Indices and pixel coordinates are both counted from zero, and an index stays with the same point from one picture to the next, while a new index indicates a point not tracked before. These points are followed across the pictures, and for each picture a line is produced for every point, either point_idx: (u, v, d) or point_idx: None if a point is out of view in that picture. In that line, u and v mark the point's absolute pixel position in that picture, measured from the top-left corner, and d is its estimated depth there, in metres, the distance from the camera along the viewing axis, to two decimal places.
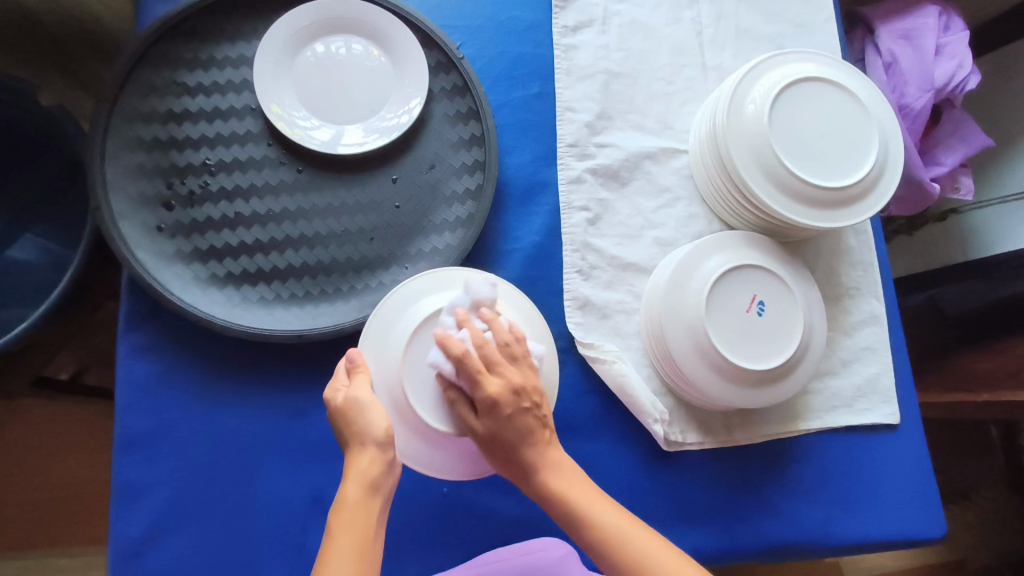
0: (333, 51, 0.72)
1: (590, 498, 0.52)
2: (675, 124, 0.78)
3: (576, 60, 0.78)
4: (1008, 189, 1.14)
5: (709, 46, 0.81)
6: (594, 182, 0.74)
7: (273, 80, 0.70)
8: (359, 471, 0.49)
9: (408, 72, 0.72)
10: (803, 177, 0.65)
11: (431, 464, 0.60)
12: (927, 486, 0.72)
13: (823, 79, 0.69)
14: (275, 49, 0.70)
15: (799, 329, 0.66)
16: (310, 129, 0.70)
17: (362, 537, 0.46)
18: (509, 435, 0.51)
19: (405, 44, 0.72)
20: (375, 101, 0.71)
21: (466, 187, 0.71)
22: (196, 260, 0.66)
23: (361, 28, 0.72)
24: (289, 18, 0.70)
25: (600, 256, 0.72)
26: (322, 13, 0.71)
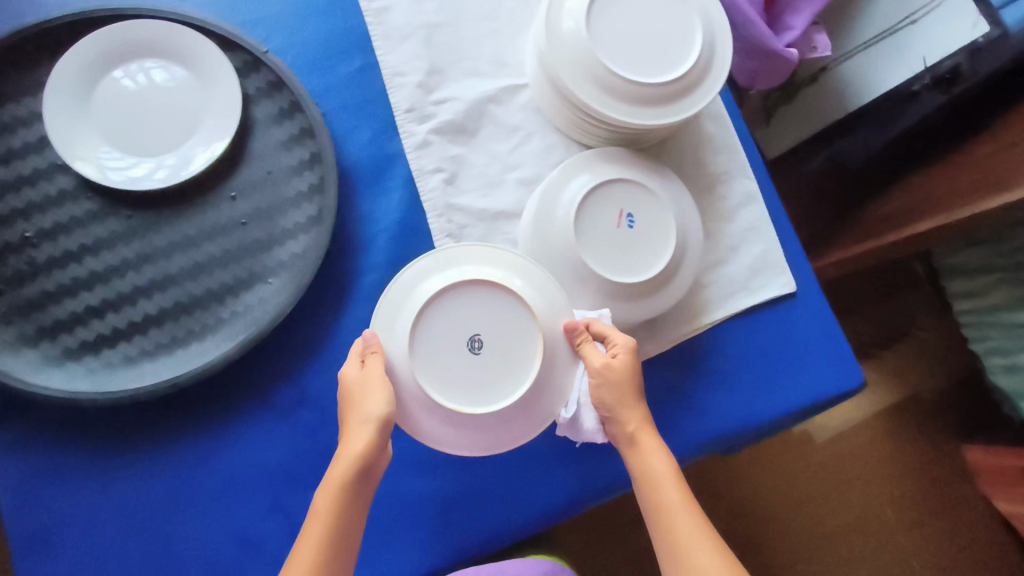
0: (130, 81, 0.67)
1: (691, 529, 0.58)
2: (510, 60, 0.75)
3: (392, 21, 0.74)
4: (867, 35, 1.15)
5: None
6: (441, 142, 0.72)
7: (73, 129, 0.65)
8: (350, 451, 0.56)
9: (215, 83, 0.68)
10: (635, 80, 0.64)
11: (448, 440, 0.60)
12: (837, 342, 0.74)
13: None
14: (65, 95, 0.65)
15: (671, 233, 0.66)
16: (131, 171, 0.66)
17: (333, 528, 0.55)
18: (625, 384, 0.61)
19: (202, 53, 0.68)
20: (191, 122, 0.68)
21: (306, 185, 0.67)
22: (43, 338, 0.62)
23: (154, 49, 0.68)
24: (70, 58, 0.65)
25: (466, 213, 0.70)
26: (106, 44, 0.66)
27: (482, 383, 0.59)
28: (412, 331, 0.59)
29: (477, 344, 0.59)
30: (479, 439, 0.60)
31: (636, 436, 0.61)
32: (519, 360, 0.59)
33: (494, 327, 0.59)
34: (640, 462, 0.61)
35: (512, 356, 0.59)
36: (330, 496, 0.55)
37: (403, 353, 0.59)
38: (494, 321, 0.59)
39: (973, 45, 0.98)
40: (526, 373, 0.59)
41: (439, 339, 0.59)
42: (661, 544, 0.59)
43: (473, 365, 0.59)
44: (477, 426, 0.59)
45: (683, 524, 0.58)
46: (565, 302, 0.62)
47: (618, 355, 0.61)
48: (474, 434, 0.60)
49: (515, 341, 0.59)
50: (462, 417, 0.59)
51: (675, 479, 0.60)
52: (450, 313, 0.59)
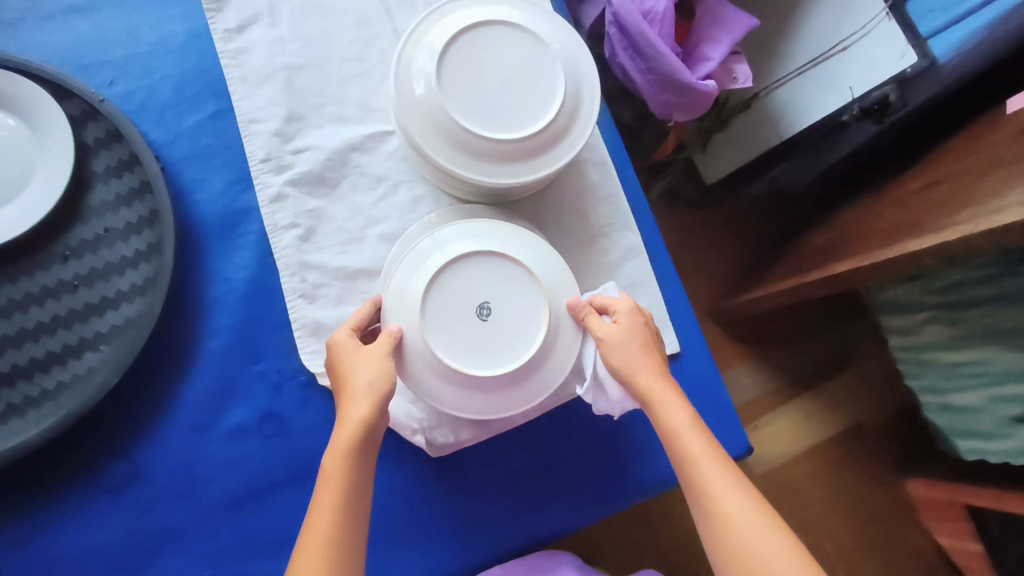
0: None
1: (718, 475, 0.56)
2: (378, 105, 0.71)
3: (249, 64, 0.69)
4: (800, 60, 1.08)
5: (398, 8, 0.74)
6: (299, 194, 0.67)
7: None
8: (353, 415, 0.57)
9: (48, 133, 0.64)
10: (488, 137, 0.60)
11: (458, 404, 0.60)
12: (718, 406, 0.72)
13: (491, 22, 0.62)
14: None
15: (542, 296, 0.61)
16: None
17: (343, 487, 0.55)
18: (637, 339, 0.62)
19: (34, 101, 0.63)
20: (20, 175, 0.63)
21: (136, 248, 0.64)
22: None
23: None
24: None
25: (322, 272, 0.66)
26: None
27: (485, 348, 0.59)
28: (426, 296, 0.59)
29: (485, 313, 0.60)
30: (470, 400, 0.60)
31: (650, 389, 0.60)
32: (524, 327, 0.60)
33: (503, 295, 0.60)
34: (659, 415, 0.59)
35: (515, 325, 0.60)
36: (340, 452, 0.56)
37: (414, 319, 0.59)
38: (501, 289, 0.61)
39: (903, 75, 0.90)
40: (529, 343, 0.60)
41: (454, 304, 0.60)
42: (692, 497, 0.57)
43: (479, 331, 0.59)
44: (491, 387, 0.60)
45: (706, 469, 0.56)
46: (568, 283, 0.64)
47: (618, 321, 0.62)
48: (484, 396, 0.60)
49: (519, 311, 0.60)
50: (473, 378, 0.59)
51: (697, 430, 0.58)
52: (468, 278, 0.60)
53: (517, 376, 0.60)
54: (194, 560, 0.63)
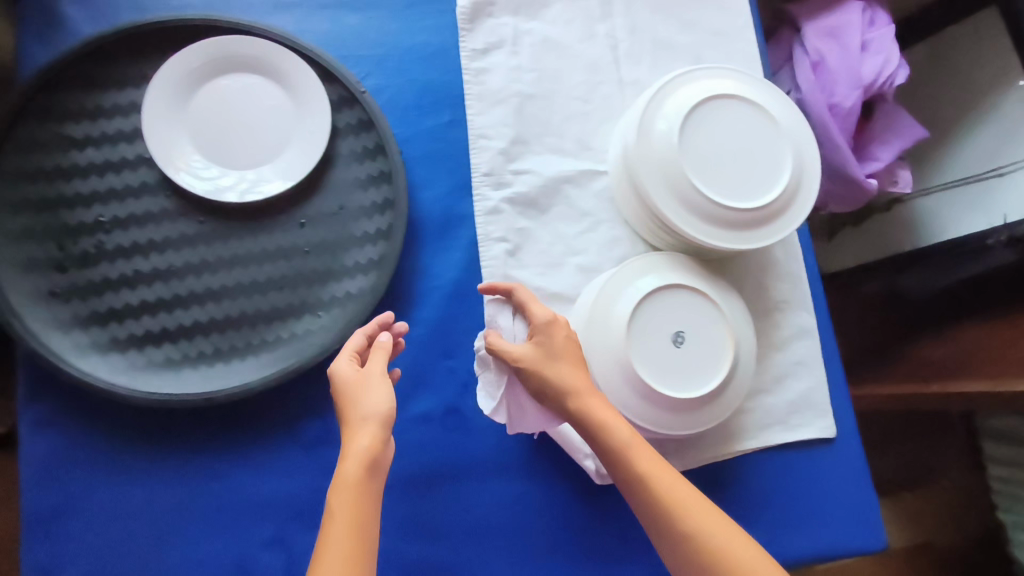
0: (234, 91, 0.69)
1: (698, 515, 0.51)
2: (593, 145, 0.76)
3: (488, 84, 0.75)
4: (951, 176, 1.11)
5: (625, 60, 0.79)
6: (512, 212, 0.72)
7: (164, 129, 0.66)
8: (354, 449, 0.49)
9: (308, 110, 0.69)
10: (717, 201, 0.64)
11: (641, 417, 0.63)
12: (864, 495, 0.72)
13: (733, 95, 0.66)
14: (167, 93, 0.67)
15: (730, 339, 0.64)
16: (218, 183, 0.67)
17: (354, 519, 0.46)
18: (545, 357, 0.58)
19: (303, 79, 0.69)
20: (278, 143, 0.68)
21: (367, 230, 0.68)
22: (96, 323, 0.63)
23: (259, 65, 0.69)
24: (177, 63, 0.67)
25: (522, 287, 0.70)
26: (214, 55, 0.68)
27: (674, 372, 0.63)
28: (632, 315, 0.63)
29: (679, 341, 0.64)
30: (651, 412, 0.63)
31: (588, 405, 0.56)
32: (710, 359, 0.64)
33: (696, 328, 0.64)
34: (608, 436, 0.55)
35: (705, 357, 0.64)
36: (353, 491, 0.47)
37: (615, 332, 0.63)
38: (695, 320, 0.64)
39: None
40: (713, 373, 0.64)
41: (651, 328, 0.63)
42: (672, 549, 0.52)
43: (672, 356, 0.63)
44: (673, 405, 0.63)
45: (682, 513, 0.52)
46: (750, 330, 0.67)
47: (534, 336, 0.59)
48: (664, 414, 0.63)
49: (710, 346, 0.64)
50: (660, 395, 0.62)
51: (654, 459, 0.54)
52: (670, 307, 0.64)
53: (699, 402, 0.64)
54: None
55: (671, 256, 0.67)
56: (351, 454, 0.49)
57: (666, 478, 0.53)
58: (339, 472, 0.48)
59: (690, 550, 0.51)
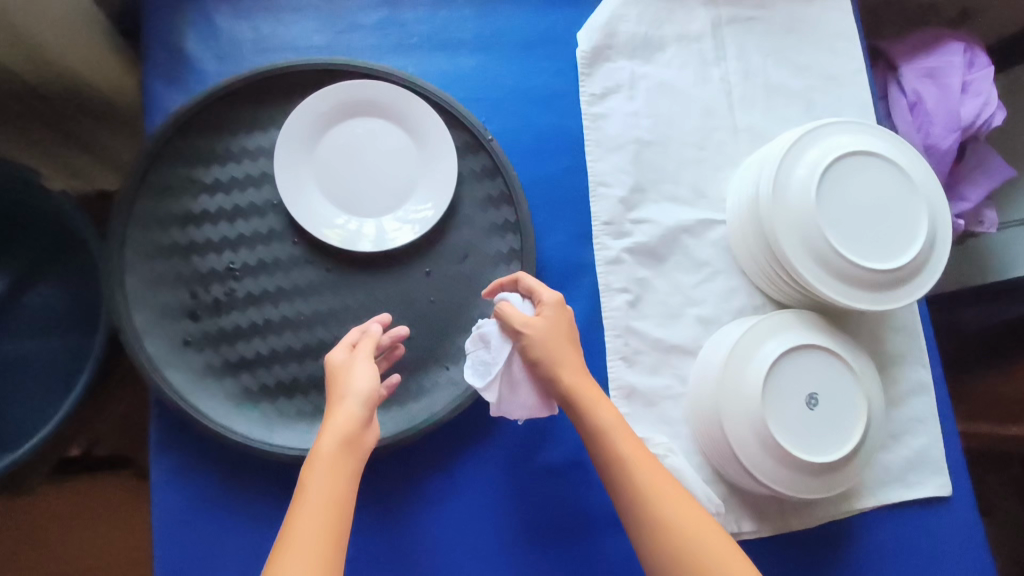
0: (361, 136, 0.68)
1: (680, 508, 0.53)
2: (710, 193, 0.75)
3: (606, 130, 0.74)
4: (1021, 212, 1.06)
5: (740, 105, 0.77)
6: (632, 262, 0.72)
7: (296, 177, 0.66)
8: (336, 426, 0.51)
9: (435, 156, 0.68)
10: (855, 262, 0.63)
11: (775, 479, 0.63)
12: (981, 554, 0.71)
13: (867, 153, 0.66)
14: (298, 139, 0.66)
15: (862, 401, 0.64)
16: (348, 232, 0.66)
17: (331, 496, 0.48)
18: (556, 335, 0.59)
19: (430, 125, 0.68)
20: (405, 190, 0.68)
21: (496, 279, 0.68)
22: (228, 373, 0.62)
23: (385, 109, 0.68)
24: (307, 108, 0.66)
25: (643, 340, 0.70)
26: (342, 99, 0.67)
27: (808, 435, 0.63)
28: (768, 375, 0.63)
29: (812, 403, 0.63)
30: (784, 475, 0.63)
31: (584, 395, 0.57)
32: (844, 421, 0.64)
33: (830, 390, 0.64)
34: (591, 422, 0.57)
35: (839, 420, 0.64)
36: (328, 473, 0.49)
37: (750, 392, 0.63)
38: (828, 382, 0.64)
39: None
40: (847, 436, 0.63)
41: (786, 390, 0.63)
42: (644, 539, 0.53)
43: (806, 419, 0.63)
44: (807, 468, 0.62)
45: (662, 503, 0.53)
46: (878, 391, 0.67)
47: (541, 315, 0.59)
48: (798, 476, 0.63)
49: (843, 408, 0.64)
50: (796, 458, 0.62)
51: (636, 448, 0.56)
52: (804, 369, 0.64)
53: (833, 465, 0.63)
54: None
55: (802, 314, 0.66)
56: (330, 431, 0.51)
57: (635, 451, 0.56)
58: (317, 447, 0.50)
59: (656, 536, 0.52)
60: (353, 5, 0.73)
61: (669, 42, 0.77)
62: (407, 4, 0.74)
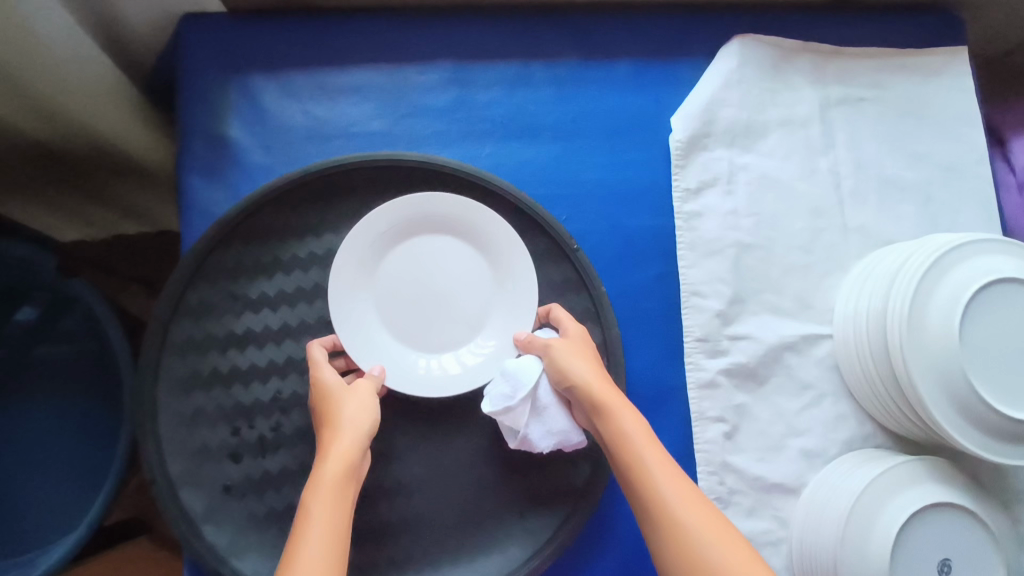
0: (424, 255, 0.59)
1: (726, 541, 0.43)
2: (815, 303, 0.67)
3: (702, 231, 0.65)
4: None
5: (850, 202, 0.69)
6: (729, 385, 0.63)
7: (353, 308, 0.57)
8: (337, 453, 0.47)
9: (513, 279, 0.59)
10: (1004, 413, 0.55)
11: None
12: None
13: (1018, 279, 0.57)
14: (352, 266, 0.57)
15: (999, 570, 0.56)
16: (412, 371, 0.57)
17: (328, 525, 0.43)
18: (589, 357, 0.54)
19: (506, 242, 0.58)
20: (478, 317, 0.59)
21: None
22: (273, 524, 0.54)
23: (451, 223, 0.59)
24: (362, 229, 0.56)
25: (740, 477, 0.62)
26: (401, 216, 0.58)
27: None
28: (894, 540, 0.55)
29: (945, 571, 0.55)
30: None
31: (615, 415, 0.49)
32: None
33: (965, 555, 0.56)
34: (617, 435, 0.49)
35: None
36: (331, 502, 0.44)
37: (875, 557, 0.55)
38: (963, 547, 0.56)
39: None
40: None
41: (915, 557, 0.55)
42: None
43: None
44: None
45: (699, 537, 0.43)
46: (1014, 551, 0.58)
47: (570, 340, 0.55)
48: None
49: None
50: None
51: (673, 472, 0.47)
52: (935, 532, 0.55)
53: None
54: None
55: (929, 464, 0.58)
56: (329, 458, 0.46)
57: (660, 463, 0.47)
58: (317, 475, 0.45)
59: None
60: (419, 84, 0.64)
61: (772, 127, 0.69)
62: (480, 83, 0.65)
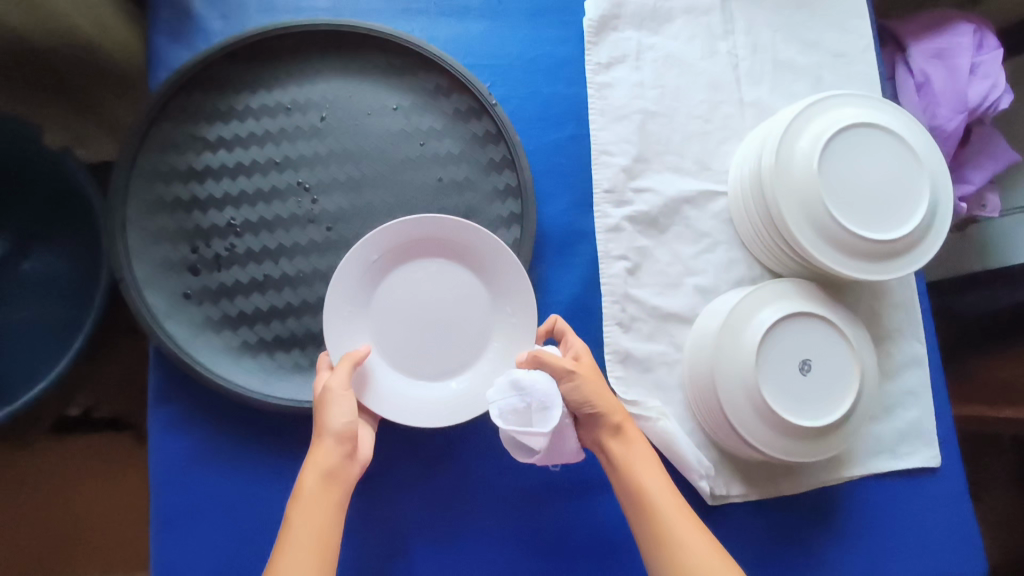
0: (412, 282, 0.65)
1: (686, 532, 0.56)
2: (713, 164, 0.75)
3: (611, 99, 0.74)
4: None
5: (747, 79, 0.78)
6: (633, 230, 0.72)
7: (355, 340, 0.63)
8: (315, 468, 0.56)
9: (507, 296, 0.65)
10: (853, 232, 0.64)
11: (764, 443, 0.64)
12: (968, 528, 0.73)
13: (871, 123, 0.66)
14: (347, 292, 0.62)
15: (852, 371, 0.65)
16: (404, 394, 0.63)
17: (318, 531, 0.54)
18: (597, 380, 0.61)
19: (496, 257, 0.64)
20: (475, 341, 0.65)
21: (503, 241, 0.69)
22: (227, 326, 0.64)
23: (435, 244, 0.65)
24: (358, 256, 0.62)
25: (640, 307, 0.71)
26: (393, 241, 0.63)
27: (800, 399, 0.64)
28: (763, 340, 0.64)
29: (805, 370, 0.64)
30: (775, 439, 0.64)
31: (606, 427, 0.60)
32: (834, 389, 0.65)
33: (822, 356, 0.65)
34: (619, 448, 0.60)
35: (830, 387, 0.65)
36: (313, 513, 0.54)
37: (745, 355, 0.64)
38: (820, 348, 0.65)
39: None
40: (837, 404, 0.64)
41: (777, 358, 0.64)
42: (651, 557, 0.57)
43: (797, 384, 0.64)
44: (798, 431, 0.64)
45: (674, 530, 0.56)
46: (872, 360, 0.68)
47: (579, 359, 0.61)
48: (789, 441, 0.64)
49: (834, 376, 0.65)
50: (789, 421, 0.63)
51: (657, 480, 0.59)
52: (796, 336, 0.65)
53: (823, 431, 0.64)
54: (485, 542, 0.66)
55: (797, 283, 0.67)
56: (311, 469, 0.55)
57: (652, 480, 0.58)
58: (299, 486, 0.55)
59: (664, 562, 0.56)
60: None
61: (677, 14, 0.78)
62: None
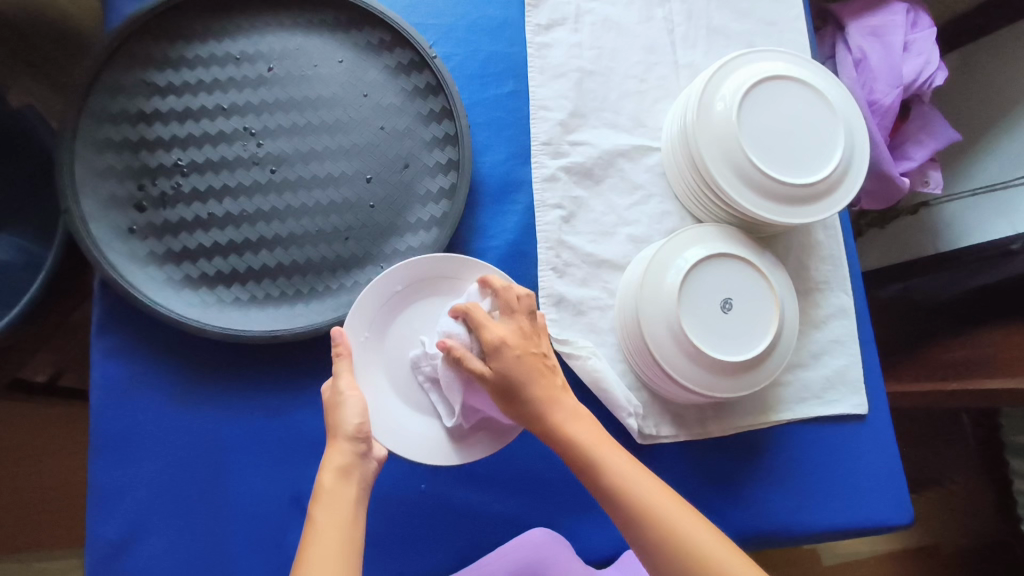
0: (423, 321, 0.67)
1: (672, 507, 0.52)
2: (648, 122, 0.79)
3: (550, 58, 0.78)
4: (978, 182, 1.07)
5: (681, 44, 0.81)
6: (568, 180, 0.75)
7: (368, 371, 0.65)
8: (331, 465, 0.53)
9: None
10: (771, 175, 0.67)
11: (685, 376, 0.66)
12: (893, 474, 0.75)
13: (790, 77, 0.70)
14: (366, 319, 0.65)
15: (773, 311, 0.68)
16: (402, 428, 0.64)
17: (345, 521, 0.50)
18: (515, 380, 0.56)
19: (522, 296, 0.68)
20: None
21: (441, 186, 0.72)
22: (169, 261, 0.67)
23: (447, 285, 0.68)
24: (383, 284, 0.65)
25: (574, 253, 0.74)
26: (414, 273, 0.66)
27: (721, 336, 0.66)
28: (684, 281, 0.66)
29: (727, 308, 0.67)
30: (699, 373, 0.66)
31: (552, 413, 0.56)
32: (755, 328, 0.67)
33: (743, 295, 0.68)
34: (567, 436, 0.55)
35: (751, 325, 0.67)
36: (336, 510, 0.50)
37: (667, 293, 0.66)
38: (743, 288, 0.68)
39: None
40: (757, 341, 0.67)
41: (701, 301, 0.67)
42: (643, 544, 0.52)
43: (720, 321, 0.67)
44: (719, 366, 0.66)
45: (661, 510, 0.52)
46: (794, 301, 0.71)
47: (490, 358, 0.56)
48: (712, 375, 0.66)
49: (754, 316, 0.68)
50: (710, 355, 0.65)
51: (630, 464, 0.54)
52: (718, 276, 0.67)
53: (743, 366, 0.67)
54: (419, 472, 0.69)
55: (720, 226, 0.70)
56: (326, 467, 0.53)
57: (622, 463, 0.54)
58: (317, 484, 0.52)
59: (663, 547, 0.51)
60: None
61: None
62: None
